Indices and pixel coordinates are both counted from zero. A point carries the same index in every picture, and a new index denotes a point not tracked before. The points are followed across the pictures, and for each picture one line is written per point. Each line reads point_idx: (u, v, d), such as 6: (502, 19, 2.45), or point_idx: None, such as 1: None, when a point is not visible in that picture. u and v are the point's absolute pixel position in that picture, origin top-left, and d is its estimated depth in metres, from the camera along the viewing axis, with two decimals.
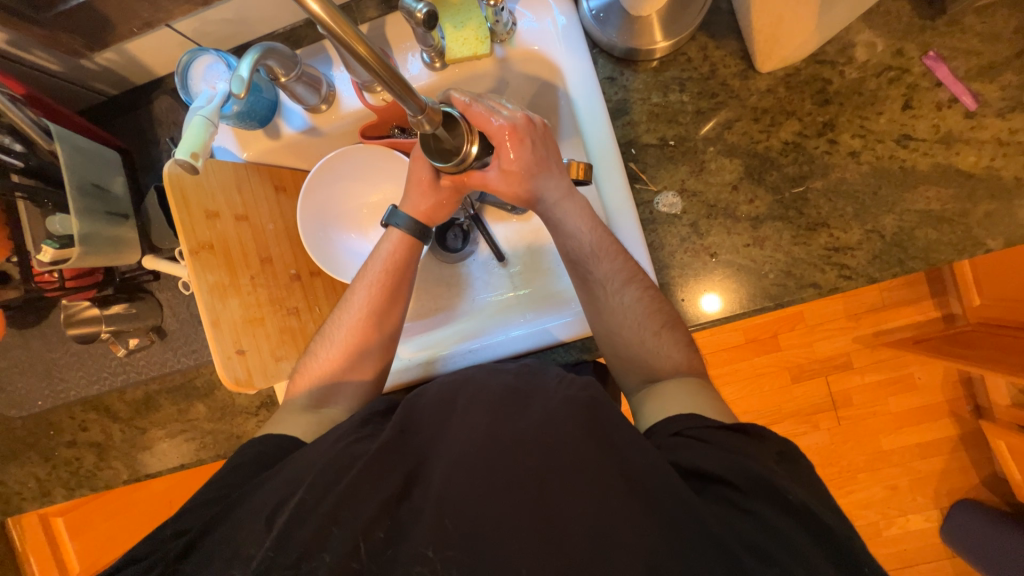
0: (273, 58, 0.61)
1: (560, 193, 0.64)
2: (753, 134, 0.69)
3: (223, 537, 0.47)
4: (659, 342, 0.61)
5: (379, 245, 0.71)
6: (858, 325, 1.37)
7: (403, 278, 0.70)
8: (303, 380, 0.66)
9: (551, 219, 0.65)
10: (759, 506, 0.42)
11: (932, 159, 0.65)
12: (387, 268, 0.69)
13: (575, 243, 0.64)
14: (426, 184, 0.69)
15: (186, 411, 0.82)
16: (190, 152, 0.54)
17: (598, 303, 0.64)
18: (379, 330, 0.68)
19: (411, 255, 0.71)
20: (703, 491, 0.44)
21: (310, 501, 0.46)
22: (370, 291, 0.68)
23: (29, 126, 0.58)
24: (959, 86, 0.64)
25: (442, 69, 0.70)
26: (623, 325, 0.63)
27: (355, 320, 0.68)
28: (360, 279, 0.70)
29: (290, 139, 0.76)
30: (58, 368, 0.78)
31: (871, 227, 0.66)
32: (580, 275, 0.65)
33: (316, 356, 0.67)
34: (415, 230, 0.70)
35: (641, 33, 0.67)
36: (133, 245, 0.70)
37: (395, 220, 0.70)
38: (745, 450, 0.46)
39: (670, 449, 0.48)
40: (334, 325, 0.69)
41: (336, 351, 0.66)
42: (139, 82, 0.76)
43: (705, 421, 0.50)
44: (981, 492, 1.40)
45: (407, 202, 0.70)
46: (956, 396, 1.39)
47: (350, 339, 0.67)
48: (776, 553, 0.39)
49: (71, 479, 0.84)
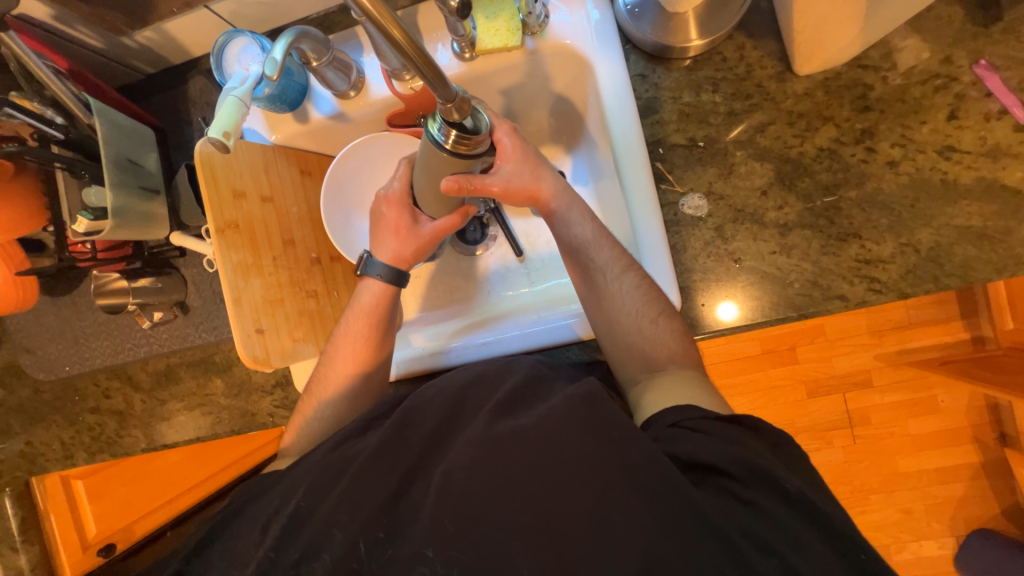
0: (307, 42, 0.62)
1: (561, 186, 0.66)
2: (786, 139, 0.67)
3: (225, 542, 0.50)
4: (656, 327, 0.61)
5: (358, 297, 0.70)
6: (881, 342, 1.33)
7: (382, 331, 0.68)
8: (293, 438, 0.67)
9: (553, 212, 0.66)
10: (759, 497, 0.42)
11: (975, 173, 0.62)
12: (368, 324, 0.68)
13: (575, 233, 0.65)
14: (405, 229, 0.67)
15: (204, 385, 0.83)
16: (222, 131, 0.55)
17: (597, 289, 0.63)
18: (366, 386, 0.68)
19: (391, 305, 0.70)
20: (702, 483, 0.44)
21: (308, 506, 0.47)
22: (352, 350, 0.67)
23: (70, 99, 0.60)
24: (1011, 97, 0.61)
25: (471, 60, 0.69)
26: (621, 311, 0.62)
27: (341, 375, 0.67)
28: (340, 333, 0.69)
29: (318, 124, 0.76)
30: (85, 335, 0.81)
31: (906, 240, 0.64)
32: (581, 263, 0.65)
33: (305, 415, 0.68)
34: (391, 277, 0.69)
35: (676, 30, 0.66)
36: (162, 221, 0.71)
37: (372, 270, 0.68)
38: (750, 444, 0.46)
39: (667, 440, 0.48)
40: (320, 380, 0.68)
41: (323, 412, 0.67)
42: (176, 62, 0.78)
43: (702, 411, 0.49)
44: (1001, 523, 1.35)
45: (385, 249, 0.68)
46: (981, 422, 1.34)
47: (336, 401, 0.66)
48: (773, 541, 0.40)
49: (93, 444, 0.87)
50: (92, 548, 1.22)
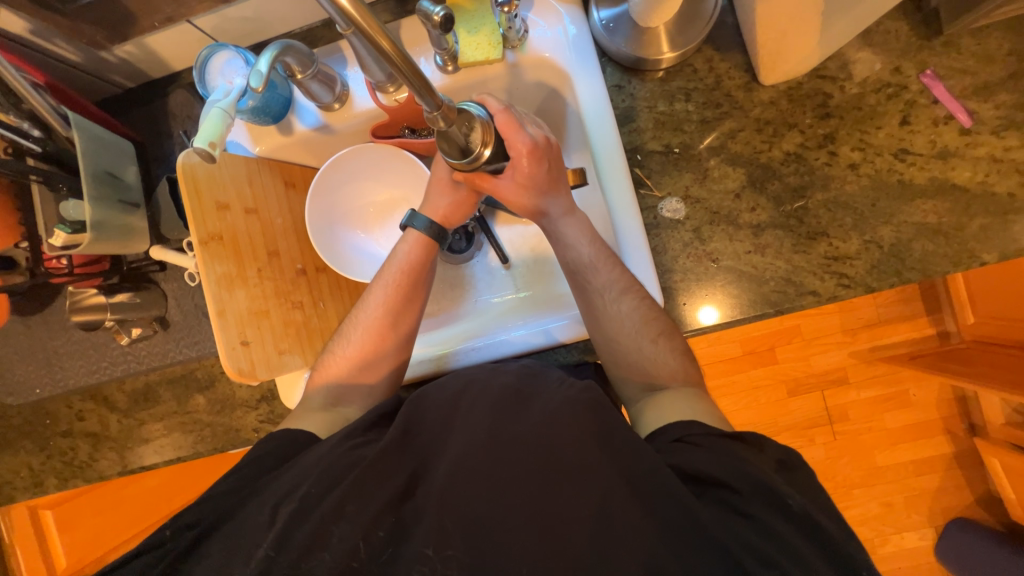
0: (292, 55, 0.63)
1: (564, 210, 0.68)
2: (756, 144, 0.70)
3: (226, 536, 0.47)
4: (656, 348, 0.63)
5: (397, 247, 0.72)
6: (855, 340, 1.39)
7: (418, 279, 0.70)
8: (318, 380, 0.67)
9: (553, 231, 0.69)
10: (758, 510, 0.43)
11: (928, 174, 0.66)
12: (401, 269, 0.70)
13: (575, 254, 0.67)
14: (445, 183, 0.71)
15: (185, 403, 0.81)
16: (208, 141, 0.55)
17: (597, 312, 0.65)
18: (393, 332, 0.68)
19: (427, 257, 0.72)
20: (705, 496, 0.45)
21: (314, 497, 0.46)
22: (384, 293, 0.69)
23: (49, 113, 0.59)
24: (955, 103, 0.66)
25: (454, 72, 0.71)
26: (621, 333, 0.64)
27: (371, 320, 0.68)
28: (378, 279, 0.71)
29: (302, 136, 0.77)
30: (58, 356, 0.78)
31: (870, 237, 0.68)
32: (579, 284, 0.67)
33: (333, 355, 0.68)
34: (433, 233, 0.72)
35: (649, 43, 0.69)
36: (142, 234, 0.70)
37: (416, 223, 0.71)
38: (744, 452, 0.48)
39: (669, 453, 0.50)
40: (352, 322, 0.70)
41: (350, 352, 0.67)
42: (156, 76, 0.78)
43: (706, 429, 0.51)
44: (976, 512, 1.41)
45: (427, 204, 0.73)
46: (951, 414, 1.40)
47: (364, 341, 0.67)
48: (778, 558, 0.40)
49: (65, 470, 0.83)
50: None
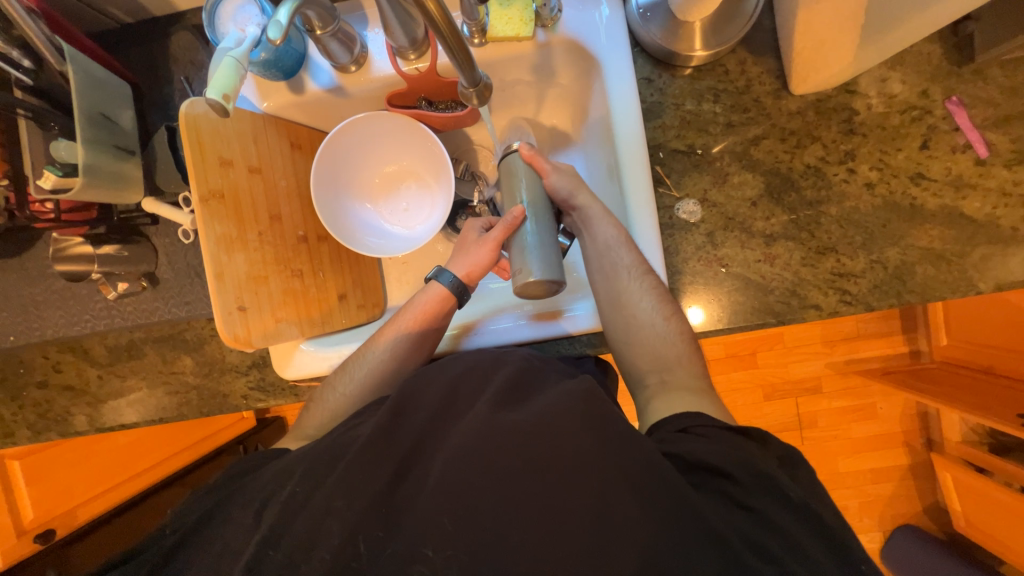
0: (313, 8, 0.58)
1: (594, 198, 0.68)
2: (778, 154, 0.70)
3: (215, 532, 0.50)
4: (668, 325, 0.64)
5: (415, 295, 0.70)
6: (833, 351, 1.44)
7: (430, 331, 0.68)
8: (315, 413, 0.66)
9: (585, 215, 0.68)
10: (757, 502, 0.45)
11: (940, 201, 0.67)
12: (415, 318, 0.68)
13: (604, 234, 0.66)
14: (467, 244, 0.71)
15: (171, 363, 0.78)
16: (222, 93, 0.51)
17: (619, 291, 0.65)
18: (396, 378, 0.66)
19: (444, 312, 0.70)
20: (703, 487, 0.47)
21: (302, 494, 0.47)
22: (395, 339, 0.67)
23: (44, 44, 0.55)
24: (975, 133, 0.66)
25: (480, 45, 0.68)
26: (640, 310, 0.64)
27: (376, 363, 0.66)
28: (391, 322, 0.69)
29: (313, 96, 0.73)
30: (35, 304, 0.74)
31: (876, 257, 0.69)
32: (609, 265, 0.66)
33: (333, 390, 0.66)
34: (455, 289, 0.69)
35: (683, 37, 0.67)
36: (137, 184, 0.66)
37: (443, 278, 0.69)
38: (745, 452, 0.49)
39: (670, 442, 0.51)
40: (356, 360, 0.68)
41: (351, 391, 0.65)
42: (157, 14, 0.72)
43: (710, 421, 0.53)
44: (922, 520, 1.49)
45: (451, 264, 0.72)
46: (912, 428, 1.47)
47: (366, 383, 0.65)
48: (772, 548, 0.42)
49: (37, 422, 0.80)
50: (28, 534, 1.07)
